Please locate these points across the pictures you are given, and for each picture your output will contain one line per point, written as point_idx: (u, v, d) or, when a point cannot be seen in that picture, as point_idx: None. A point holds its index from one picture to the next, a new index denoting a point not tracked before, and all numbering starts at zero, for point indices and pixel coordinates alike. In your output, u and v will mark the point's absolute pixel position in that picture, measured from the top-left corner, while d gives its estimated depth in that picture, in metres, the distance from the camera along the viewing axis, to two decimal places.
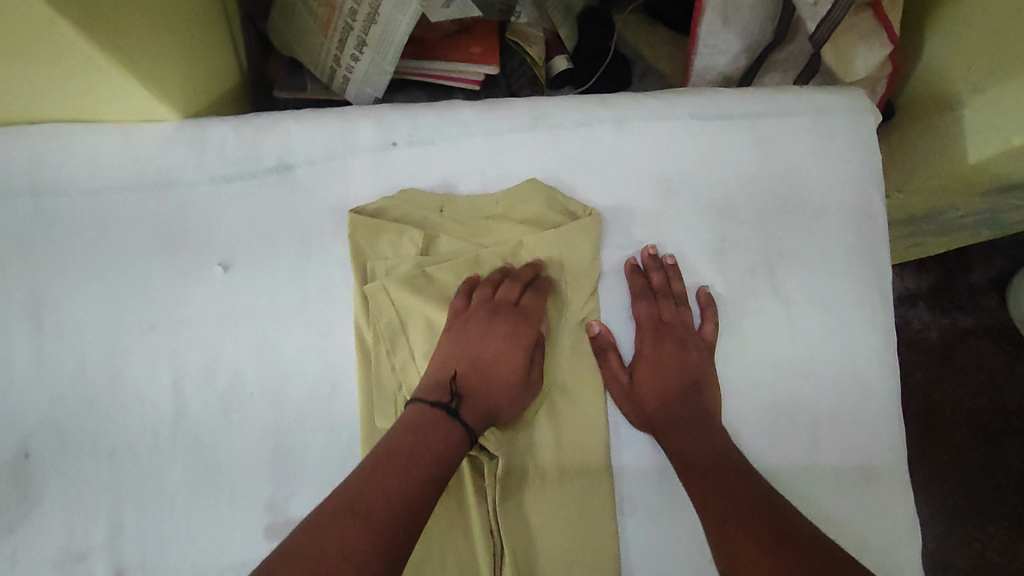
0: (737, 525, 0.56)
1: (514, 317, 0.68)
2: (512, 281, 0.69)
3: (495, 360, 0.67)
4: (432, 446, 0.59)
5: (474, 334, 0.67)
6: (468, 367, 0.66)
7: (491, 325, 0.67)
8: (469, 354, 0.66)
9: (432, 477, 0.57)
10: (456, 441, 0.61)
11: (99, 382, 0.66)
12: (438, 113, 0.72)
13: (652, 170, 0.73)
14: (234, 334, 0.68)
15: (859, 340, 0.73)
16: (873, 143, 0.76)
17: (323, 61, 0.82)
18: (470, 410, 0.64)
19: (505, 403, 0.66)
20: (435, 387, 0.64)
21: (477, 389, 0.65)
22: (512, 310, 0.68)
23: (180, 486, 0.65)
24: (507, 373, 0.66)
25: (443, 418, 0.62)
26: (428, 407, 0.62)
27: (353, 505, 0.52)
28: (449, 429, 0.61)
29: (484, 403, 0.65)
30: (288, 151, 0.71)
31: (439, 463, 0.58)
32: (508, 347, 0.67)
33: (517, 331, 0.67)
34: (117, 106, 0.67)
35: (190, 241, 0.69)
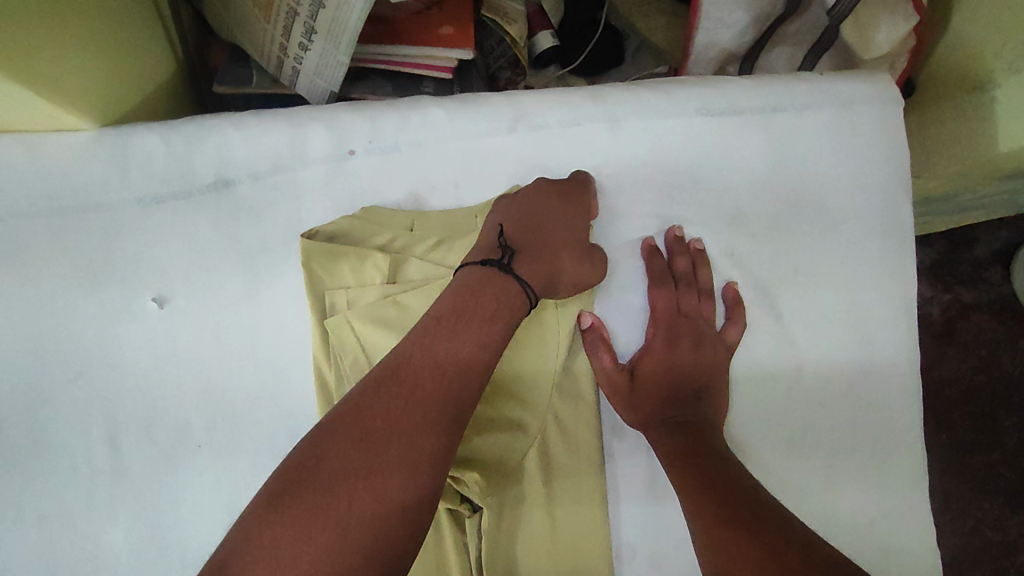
0: (728, 521, 0.49)
1: (565, 193, 0.61)
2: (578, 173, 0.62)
3: (550, 231, 0.60)
4: (465, 340, 0.51)
5: (526, 200, 0.61)
6: (521, 238, 0.59)
7: (546, 193, 0.60)
8: (526, 217, 0.60)
9: (464, 378, 0.49)
10: (490, 337, 0.52)
11: (20, 438, 0.57)
12: (402, 114, 0.62)
13: (650, 174, 0.64)
14: (174, 378, 0.59)
15: (886, 362, 0.65)
16: (900, 137, 0.66)
17: (269, 51, 0.71)
18: (524, 269, 0.58)
19: (563, 269, 0.59)
20: (484, 249, 0.59)
21: (530, 250, 0.59)
22: (562, 184, 0.61)
23: (120, 554, 0.57)
24: (563, 241, 0.60)
25: (495, 273, 0.56)
26: (477, 267, 0.56)
27: (398, 376, 0.48)
28: (502, 288, 0.55)
29: (538, 267, 0.58)
30: (227, 164, 0.60)
31: (476, 354, 0.51)
32: (560, 216, 0.60)
33: (571, 199, 0.61)
34: (16, 116, 0.56)
35: (118, 273, 0.59)
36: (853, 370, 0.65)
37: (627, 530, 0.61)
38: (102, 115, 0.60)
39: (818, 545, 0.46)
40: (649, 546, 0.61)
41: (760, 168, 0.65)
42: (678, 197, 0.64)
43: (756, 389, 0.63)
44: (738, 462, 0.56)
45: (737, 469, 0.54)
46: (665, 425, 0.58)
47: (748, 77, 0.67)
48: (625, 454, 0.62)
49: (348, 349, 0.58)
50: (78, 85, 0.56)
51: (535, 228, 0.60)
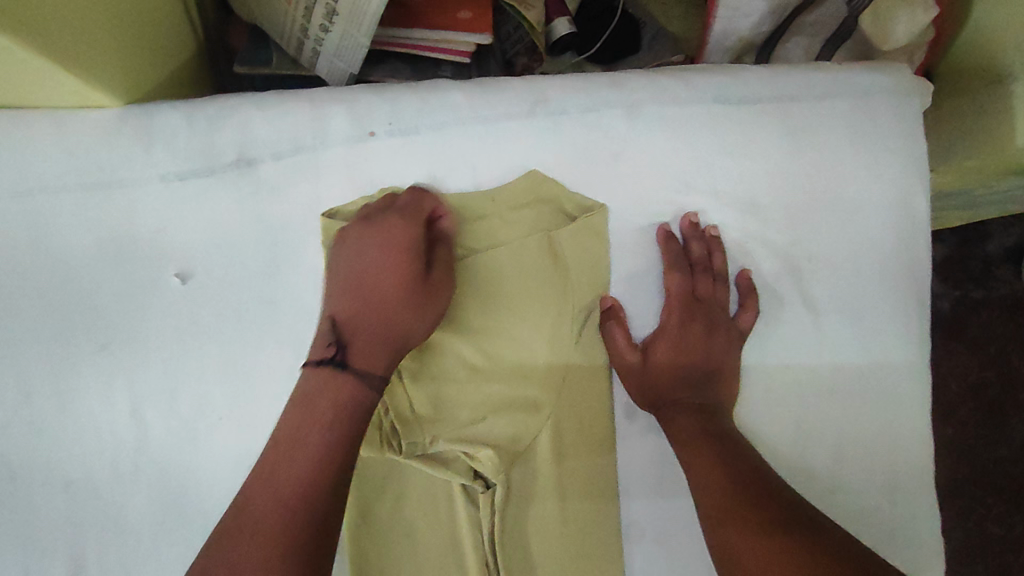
0: (736, 501, 0.51)
1: (387, 230, 0.58)
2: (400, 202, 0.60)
3: (370, 283, 0.57)
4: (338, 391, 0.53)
5: (361, 250, 0.58)
6: (359, 307, 0.57)
7: (366, 239, 0.58)
8: (351, 283, 0.58)
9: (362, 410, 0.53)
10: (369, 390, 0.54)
11: (47, 407, 0.59)
12: (422, 97, 0.63)
13: (666, 160, 0.64)
14: (195, 353, 0.60)
15: (897, 351, 0.66)
16: (917, 128, 0.67)
17: (289, 32, 0.71)
18: (363, 358, 0.55)
19: (403, 323, 0.57)
20: (318, 343, 0.56)
21: (361, 325, 0.56)
22: (398, 222, 0.59)
23: (144, 520, 0.59)
24: (387, 288, 0.57)
25: (333, 373, 0.54)
26: (313, 367, 0.54)
27: (280, 443, 0.51)
28: (348, 378, 0.54)
29: (372, 345, 0.55)
30: (249, 143, 0.61)
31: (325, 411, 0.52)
32: (373, 261, 0.58)
33: (399, 234, 0.58)
34: (45, 92, 0.57)
35: (141, 248, 0.60)
36: (864, 359, 0.65)
37: (637, 509, 0.62)
38: (127, 92, 0.61)
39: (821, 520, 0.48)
40: (658, 524, 0.62)
41: (776, 157, 0.65)
42: (694, 185, 0.65)
43: (766, 376, 0.64)
44: (746, 443, 0.57)
45: (744, 450, 0.56)
46: (675, 407, 0.59)
47: (767, 66, 0.67)
48: (636, 436, 0.63)
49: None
50: (105, 62, 0.57)
51: (364, 288, 0.57)
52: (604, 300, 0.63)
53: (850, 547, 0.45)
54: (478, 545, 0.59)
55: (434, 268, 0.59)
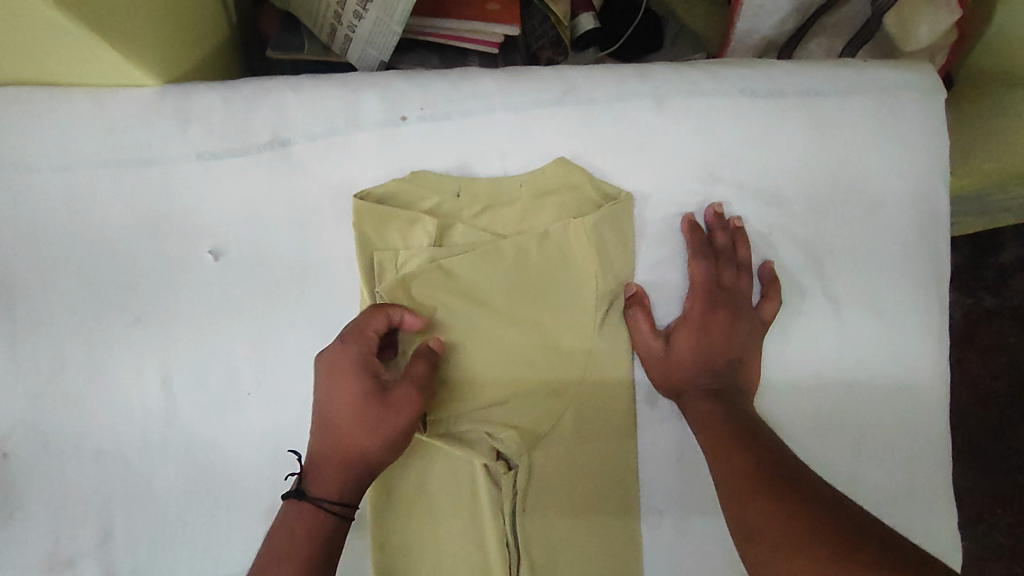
0: (754, 482, 0.51)
1: (347, 352, 0.56)
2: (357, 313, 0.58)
3: (334, 412, 0.56)
4: (300, 531, 0.53)
5: (323, 374, 0.57)
6: (325, 432, 0.56)
7: (331, 363, 0.56)
8: (317, 409, 0.56)
9: (318, 548, 0.52)
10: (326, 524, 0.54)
11: (79, 377, 0.60)
12: (453, 83, 0.64)
13: (692, 152, 0.65)
14: (225, 329, 0.61)
15: (916, 347, 0.66)
16: (941, 127, 0.67)
17: (323, 18, 0.73)
18: (324, 488, 0.54)
19: (361, 449, 0.55)
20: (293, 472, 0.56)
21: (326, 453, 0.55)
22: (349, 345, 0.56)
23: (171, 490, 0.60)
24: (349, 412, 0.55)
25: (297, 507, 0.54)
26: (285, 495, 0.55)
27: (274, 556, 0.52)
28: (308, 512, 0.54)
29: (333, 474, 0.55)
30: (283, 124, 0.62)
31: (292, 549, 0.52)
32: (335, 386, 0.56)
33: (357, 356, 0.56)
34: (88, 69, 0.58)
35: (175, 225, 0.61)
36: (883, 354, 0.66)
37: (656, 495, 0.63)
38: (165, 71, 0.62)
39: (847, 505, 0.48)
40: (676, 510, 0.62)
41: (801, 152, 0.66)
42: (718, 177, 0.65)
43: (787, 368, 0.65)
44: (766, 427, 0.57)
45: (764, 434, 0.56)
46: (698, 392, 0.60)
47: (793, 62, 0.68)
48: (657, 421, 0.63)
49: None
50: (147, 41, 0.58)
51: (328, 416, 0.56)
52: (628, 288, 0.64)
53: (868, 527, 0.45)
54: (498, 522, 0.60)
55: (392, 397, 0.55)
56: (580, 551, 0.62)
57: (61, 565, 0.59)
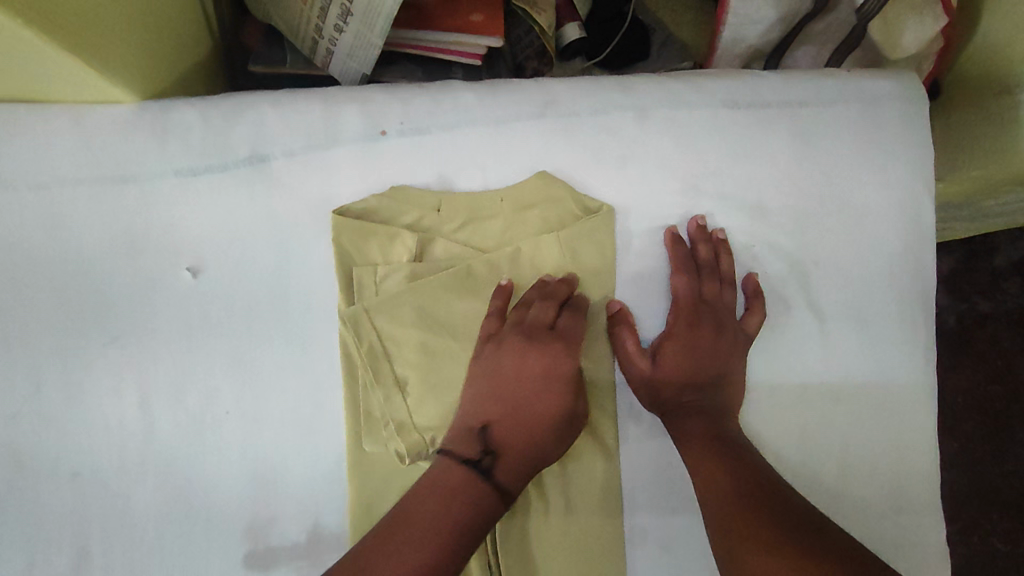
0: (740, 509, 0.51)
1: (554, 348, 0.60)
2: (545, 301, 0.60)
3: (543, 403, 0.58)
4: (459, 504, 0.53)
5: (510, 362, 0.59)
6: (496, 412, 0.58)
7: (527, 356, 0.59)
8: (514, 397, 0.59)
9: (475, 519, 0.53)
10: (489, 497, 0.54)
11: (57, 398, 0.59)
12: (433, 97, 0.63)
13: (675, 164, 0.65)
14: (204, 346, 0.61)
15: (902, 359, 0.65)
16: (926, 136, 0.67)
17: (304, 32, 0.72)
18: (506, 471, 0.56)
19: (543, 432, 0.58)
20: (462, 442, 0.56)
21: (511, 440, 0.57)
22: (552, 336, 0.60)
23: (150, 511, 0.59)
24: (553, 398, 0.59)
25: (480, 481, 0.54)
26: (444, 464, 0.55)
27: (411, 521, 0.51)
28: (475, 489, 0.54)
29: (519, 461, 0.57)
30: (262, 140, 0.62)
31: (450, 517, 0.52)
32: (556, 377, 0.59)
33: (568, 347, 0.60)
34: (65, 87, 0.58)
35: (153, 243, 0.61)
36: (869, 367, 0.65)
37: (640, 513, 0.62)
38: (144, 88, 0.62)
39: (840, 540, 0.47)
40: (660, 528, 0.62)
41: (784, 163, 0.65)
42: (701, 190, 0.65)
43: (772, 383, 0.64)
44: (751, 449, 0.57)
45: (749, 457, 0.56)
46: (684, 411, 0.60)
47: (776, 72, 0.67)
48: (641, 437, 0.63)
49: (363, 336, 0.60)
50: (124, 58, 0.58)
51: (524, 408, 0.59)
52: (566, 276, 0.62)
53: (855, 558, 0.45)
54: (480, 543, 0.59)
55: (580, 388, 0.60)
56: (559, 544, 0.60)
57: None
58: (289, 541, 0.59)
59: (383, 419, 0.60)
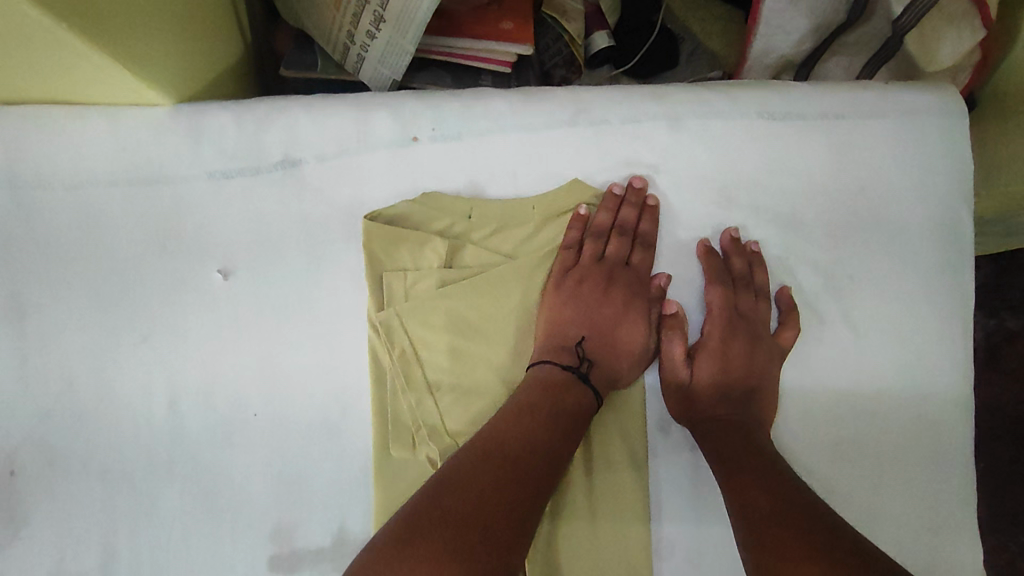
0: (772, 524, 0.50)
1: (630, 277, 0.64)
2: (621, 234, 0.64)
3: (627, 325, 0.63)
4: (559, 399, 0.58)
5: (591, 293, 0.64)
6: (585, 329, 0.63)
7: (608, 288, 0.64)
8: (601, 318, 0.63)
9: (574, 411, 0.59)
10: (587, 399, 0.60)
11: (88, 396, 0.60)
12: (465, 103, 0.63)
13: (707, 173, 0.64)
14: (233, 348, 0.61)
15: (937, 375, 0.64)
16: (965, 149, 0.65)
17: (336, 37, 0.73)
18: (601, 376, 0.61)
19: (632, 347, 0.63)
20: (560, 350, 0.62)
21: (604, 352, 0.62)
22: (628, 270, 0.64)
23: (177, 511, 0.59)
24: (635, 319, 0.63)
25: (578, 385, 0.60)
26: (544, 368, 0.60)
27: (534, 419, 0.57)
28: (569, 394, 0.59)
29: (613, 370, 0.62)
30: (295, 144, 0.62)
31: (548, 421, 0.57)
32: (635, 300, 0.64)
33: (644, 276, 0.64)
34: (101, 88, 0.59)
35: (185, 244, 0.61)
36: (904, 383, 0.64)
37: (668, 527, 0.60)
38: (179, 90, 0.62)
39: (877, 560, 0.46)
40: (689, 543, 0.60)
41: (819, 175, 0.64)
42: (734, 200, 0.64)
43: (804, 397, 0.63)
44: (785, 466, 0.56)
45: (782, 474, 0.54)
46: (715, 424, 0.59)
47: (812, 82, 0.66)
48: (671, 451, 0.62)
49: (395, 341, 0.60)
50: (160, 62, 0.58)
51: (614, 330, 0.63)
52: (637, 179, 0.63)
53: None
54: None
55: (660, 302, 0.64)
56: (587, 559, 0.59)
57: None
58: (313, 545, 0.59)
59: (414, 424, 0.59)
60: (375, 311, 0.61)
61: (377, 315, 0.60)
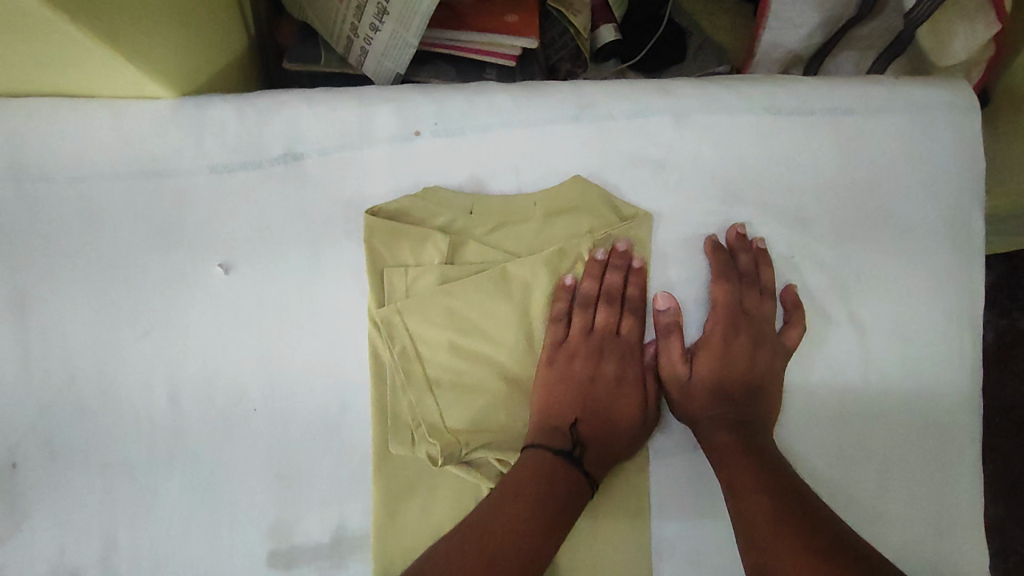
0: (775, 526, 0.49)
1: (621, 349, 0.63)
2: (609, 304, 0.63)
3: (618, 407, 0.61)
4: (552, 490, 0.56)
5: (581, 371, 0.62)
6: (578, 406, 0.61)
7: (599, 362, 0.62)
8: (591, 395, 0.62)
9: (567, 500, 0.56)
10: (587, 479, 0.58)
11: (89, 389, 0.60)
12: (468, 98, 0.63)
13: (713, 171, 0.63)
14: (234, 343, 0.61)
15: (946, 377, 0.63)
16: (977, 147, 0.64)
17: (339, 30, 0.72)
18: (594, 459, 0.59)
19: (625, 421, 0.61)
20: (551, 430, 0.59)
21: (597, 437, 0.60)
22: (618, 341, 0.63)
23: (177, 505, 0.59)
24: (628, 393, 0.62)
25: (572, 467, 0.58)
26: (536, 449, 0.58)
27: (538, 485, 0.55)
28: (563, 475, 0.57)
29: (607, 450, 0.60)
30: (296, 139, 0.62)
31: (538, 508, 0.54)
32: (626, 374, 0.63)
33: (634, 360, 0.63)
34: (103, 81, 0.58)
35: (186, 238, 0.61)
36: (912, 384, 0.63)
37: (669, 527, 0.60)
38: (181, 84, 0.62)
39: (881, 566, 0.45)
40: (690, 543, 0.60)
41: (826, 172, 0.63)
42: (740, 198, 0.63)
43: (809, 397, 0.62)
44: (787, 465, 0.55)
45: (784, 473, 0.54)
46: (716, 422, 0.58)
47: (822, 78, 0.65)
48: (672, 450, 0.61)
49: (396, 338, 0.60)
50: (162, 55, 0.58)
51: (607, 410, 0.61)
52: (621, 242, 0.62)
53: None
54: None
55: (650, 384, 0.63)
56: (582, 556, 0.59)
57: None
58: (313, 540, 0.59)
59: (413, 421, 0.59)
60: (376, 306, 0.60)
61: (378, 311, 0.60)
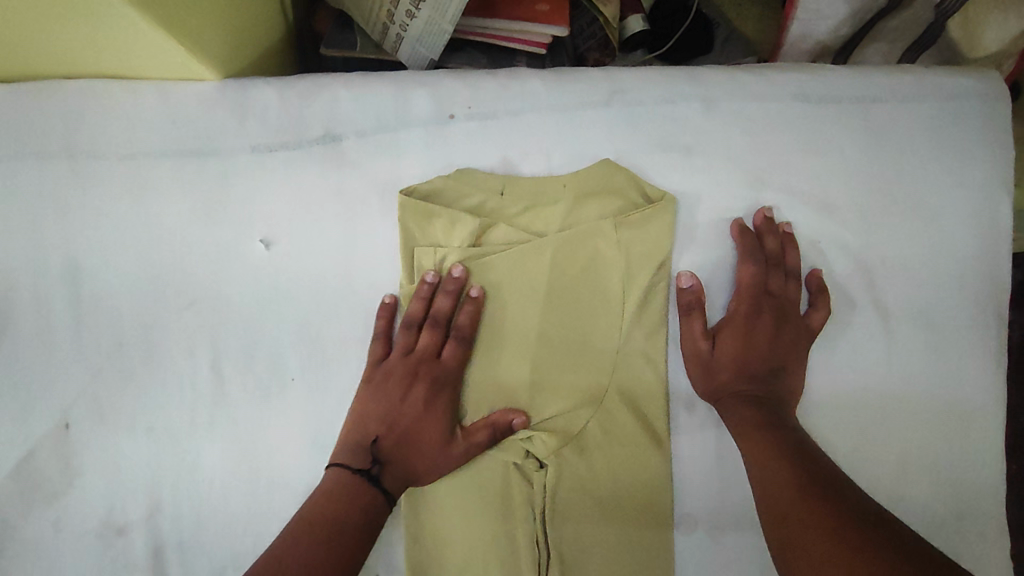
0: (790, 495, 0.51)
1: (435, 372, 0.62)
2: (432, 326, 0.63)
3: (424, 431, 0.60)
4: (344, 516, 0.55)
5: (394, 390, 0.61)
6: (382, 426, 0.60)
7: (414, 381, 0.61)
8: (399, 416, 0.61)
9: (356, 524, 0.55)
10: (378, 501, 0.57)
11: (136, 356, 0.63)
12: (501, 83, 0.64)
13: (740, 156, 0.64)
14: (271, 315, 0.63)
15: (970, 362, 0.63)
16: (1006, 136, 0.64)
17: (376, 17, 0.74)
18: (393, 480, 0.59)
19: (428, 446, 0.60)
20: (356, 450, 0.59)
21: (403, 458, 0.60)
22: (435, 363, 0.62)
23: (217, 468, 0.62)
24: (436, 416, 0.60)
25: (361, 488, 0.57)
26: (341, 470, 0.58)
27: (335, 516, 0.55)
28: (350, 498, 0.56)
29: (405, 474, 0.59)
30: (335, 121, 0.64)
31: (330, 536, 0.54)
32: (437, 398, 0.61)
33: (450, 383, 0.62)
34: (154, 63, 0.61)
35: (229, 214, 0.64)
36: (935, 369, 0.63)
37: (690, 499, 0.62)
38: (225, 66, 0.65)
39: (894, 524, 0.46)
40: (709, 516, 0.62)
41: (854, 160, 0.64)
42: (767, 183, 0.64)
43: (831, 379, 0.63)
44: (807, 439, 0.57)
45: (802, 446, 0.55)
46: (738, 398, 0.60)
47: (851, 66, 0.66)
48: (695, 427, 0.63)
49: None
50: (210, 38, 0.60)
51: (414, 431, 0.60)
52: (454, 269, 0.63)
53: (903, 538, 0.44)
54: (529, 522, 0.61)
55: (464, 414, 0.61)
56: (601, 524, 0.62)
57: (113, 534, 0.62)
58: None
59: None
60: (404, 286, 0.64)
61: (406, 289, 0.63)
